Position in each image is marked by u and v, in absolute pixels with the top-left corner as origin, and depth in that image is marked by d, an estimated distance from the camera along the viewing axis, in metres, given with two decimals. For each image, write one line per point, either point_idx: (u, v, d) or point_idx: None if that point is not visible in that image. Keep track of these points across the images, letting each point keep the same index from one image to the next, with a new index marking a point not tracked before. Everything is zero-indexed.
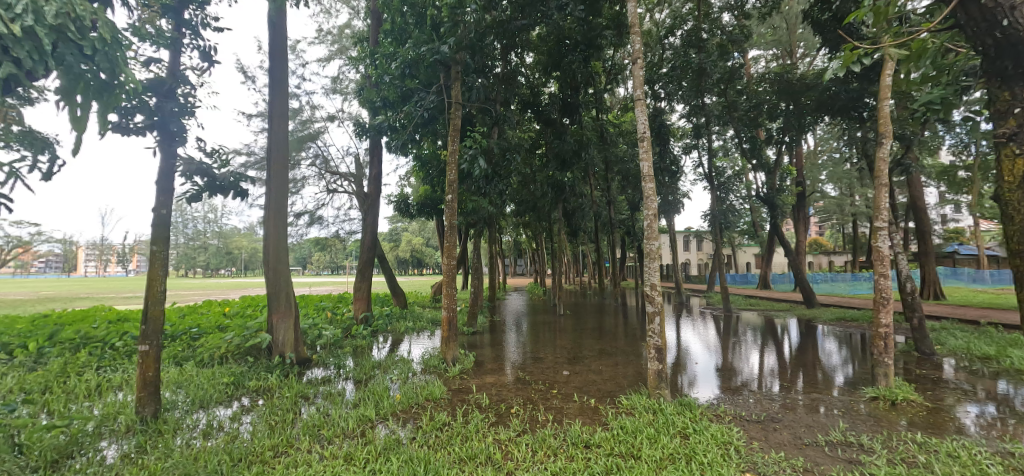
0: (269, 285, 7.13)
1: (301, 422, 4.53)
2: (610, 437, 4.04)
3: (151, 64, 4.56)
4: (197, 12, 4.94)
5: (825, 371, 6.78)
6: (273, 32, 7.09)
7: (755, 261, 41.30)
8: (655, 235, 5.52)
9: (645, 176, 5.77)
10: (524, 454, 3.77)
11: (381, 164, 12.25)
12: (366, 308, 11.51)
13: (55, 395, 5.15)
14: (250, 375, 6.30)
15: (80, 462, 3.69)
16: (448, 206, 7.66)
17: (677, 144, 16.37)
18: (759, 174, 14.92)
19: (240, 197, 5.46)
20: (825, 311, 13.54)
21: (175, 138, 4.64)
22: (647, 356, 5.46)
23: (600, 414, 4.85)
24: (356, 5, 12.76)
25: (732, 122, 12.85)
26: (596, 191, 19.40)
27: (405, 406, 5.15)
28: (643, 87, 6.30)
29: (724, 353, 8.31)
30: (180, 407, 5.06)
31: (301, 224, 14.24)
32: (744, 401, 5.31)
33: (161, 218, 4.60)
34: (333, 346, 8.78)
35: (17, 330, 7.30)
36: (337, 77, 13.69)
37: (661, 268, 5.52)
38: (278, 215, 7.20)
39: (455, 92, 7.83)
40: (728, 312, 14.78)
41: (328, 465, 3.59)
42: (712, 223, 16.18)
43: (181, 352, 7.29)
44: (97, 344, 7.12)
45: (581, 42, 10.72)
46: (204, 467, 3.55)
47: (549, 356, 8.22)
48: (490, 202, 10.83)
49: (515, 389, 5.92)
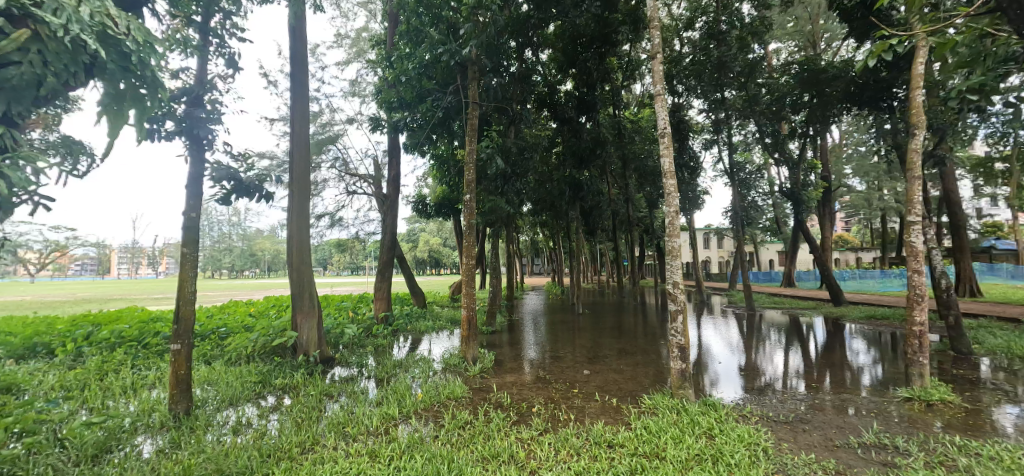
0: (293, 286, 7.28)
1: (327, 420, 4.62)
2: (634, 437, 4.00)
3: (180, 72, 4.72)
4: (222, 21, 5.10)
5: (854, 371, 6.56)
6: (293, 37, 7.23)
7: (779, 259, 40.43)
8: (677, 232, 5.45)
9: (665, 173, 5.67)
10: (547, 453, 3.76)
11: (399, 165, 12.37)
12: (387, 307, 11.66)
13: (94, 392, 5.36)
14: (276, 374, 6.45)
15: (118, 457, 3.82)
16: (466, 206, 7.69)
17: (695, 140, 16.01)
18: (783, 169, 14.60)
19: (265, 200, 5.60)
20: (853, 311, 12.73)
21: (203, 143, 4.79)
22: (670, 356, 5.37)
23: (623, 414, 4.79)
24: (373, 8, 12.93)
25: (754, 115, 12.52)
26: (614, 189, 19.27)
27: (427, 404, 5.19)
28: (662, 82, 6.17)
29: (748, 353, 8.12)
30: (211, 403, 5.23)
31: (321, 225, 14.51)
32: (770, 401, 5.19)
33: (190, 221, 4.77)
34: (356, 345, 8.94)
35: (58, 330, 7.66)
36: (355, 80, 13.89)
37: (684, 266, 5.41)
38: (301, 218, 7.36)
39: (472, 91, 7.83)
40: (751, 312, 14.33)
41: (353, 462, 3.63)
42: (733, 220, 15.79)
43: (211, 351, 7.55)
44: (131, 344, 7.41)
45: (596, 39, 10.81)
46: (236, 463, 3.64)
47: (567, 355, 8.13)
48: (509, 201, 10.76)
49: (536, 388, 5.89)
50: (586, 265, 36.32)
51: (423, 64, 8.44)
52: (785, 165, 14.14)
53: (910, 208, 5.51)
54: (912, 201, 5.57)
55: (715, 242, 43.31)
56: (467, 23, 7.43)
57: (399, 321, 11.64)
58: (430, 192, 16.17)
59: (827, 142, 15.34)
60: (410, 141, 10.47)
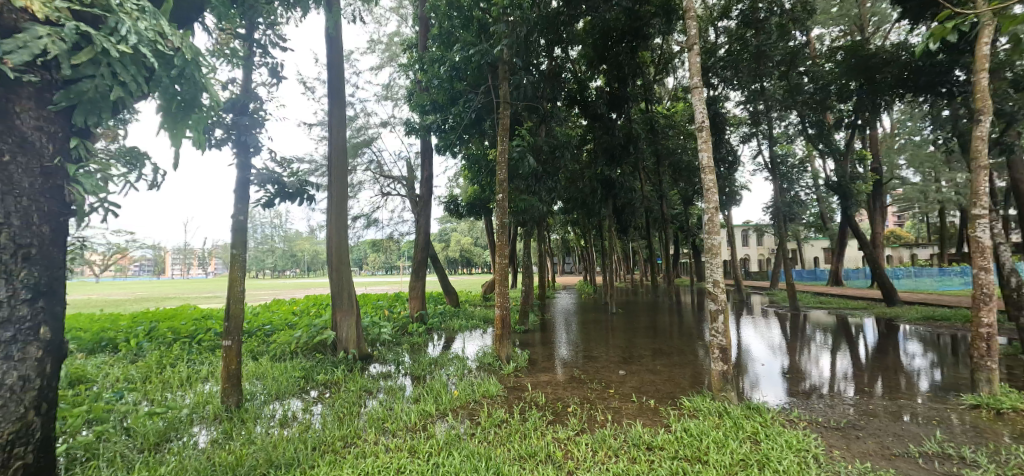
0: (333, 285, 7.54)
1: (367, 415, 4.76)
2: (674, 440, 3.90)
3: (228, 83, 4.97)
4: (265, 32, 5.36)
5: (910, 376, 6.16)
6: (330, 44, 7.48)
7: (825, 256, 38.40)
8: (716, 230, 5.26)
9: (703, 168, 5.50)
10: (585, 454, 3.73)
11: (432, 166, 12.57)
12: (422, 306, 11.89)
13: (155, 385, 5.74)
14: (319, 370, 6.70)
15: (177, 445, 4.06)
16: (499, 206, 7.73)
17: (733, 134, 15.47)
18: (828, 160, 13.88)
19: (306, 203, 5.83)
20: (908, 311, 11.97)
21: (249, 150, 5.03)
22: (710, 356, 5.21)
23: (661, 415, 4.70)
24: (404, 13, 13.20)
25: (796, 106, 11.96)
26: (647, 185, 18.88)
27: (463, 402, 5.26)
28: (700, 74, 5.97)
29: (792, 355, 7.77)
30: (259, 397, 5.50)
31: (358, 226, 14.98)
32: (818, 406, 4.94)
33: (239, 224, 5.02)
34: (392, 343, 9.18)
35: (122, 326, 8.25)
36: (388, 84, 14.24)
37: (724, 264, 5.24)
38: (339, 219, 7.60)
39: (503, 91, 7.88)
40: (795, 312, 13.71)
41: (394, 457, 3.73)
42: (775, 216, 15.13)
43: (258, 347, 7.93)
44: (186, 340, 7.88)
45: (627, 33, 10.61)
46: (285, 453, 3.80)
47: (601, 355, 8.04)
48: (541, 200, 10.72)
49: (571, 388, 5.85)
50: (619, 263, 35.74)
51: (455, 66, 8.56)
52: (831, 157, 13.44)
53: (976, 202, 5.07)
54: (978, 193, 5.12)
55: (755, 240, 41.62)
56: (498, 24, 7.45)
57: (434, 319, 11.85)
58: (461, 192, 16.37)
59: (878, 131, 14.45)
60: (441, 143, 10.63)
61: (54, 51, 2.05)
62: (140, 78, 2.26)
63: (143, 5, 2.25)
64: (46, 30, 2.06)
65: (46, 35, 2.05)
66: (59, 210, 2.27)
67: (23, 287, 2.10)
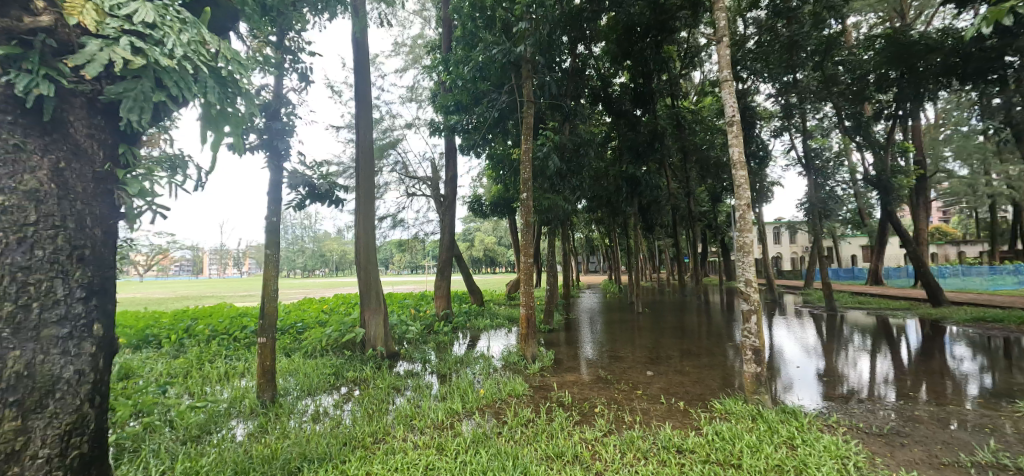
0: (361, 284, 7.71)
1: (395, 412, 4.84)
2: (705, 443, 3.80)
3: (261, 89, 5.14)
4: (295, 38, 5.51)
5: (958, 380, 5.81)
6: (357, 48, 7.63)
7: (864, 254, 36.76)
8: (749, 228, 5.09)
9: (734, 164, 5.35)
10: (613, 455, 3.68)
11: (456, 166, 12.67)
12: (447, 305, 12.02)
13: (196, 379, 6.00)
14: (348, 367, 6.86)
15: (216, 438, 4.23)
16: (523, 205, 7.72)
17: (765, 128, 14.97)
18: (867, 154, 13.26)
19: (335, 205, 5.99)
20: (957, 312, 11.31)
21: (281, 154, 5.19)
22: (742, 358, 5.07)
23: (691, 417, 4.59)
24: (427, 15, 13.35)
25: (831, 97, 11.48)
26: (674, 183, 18.52)
27: (489, 400, 5.28)
28: (729, 67, 5.78)
29: (829, 357, 7.47)
30: (292, 392, 5.68)
31: (385, 226, 15.28)
32: (857, 410, 4.73)
33: (272, 224, 5.19)
34: (419, 341, 9.32)
35: (165, 323, 8.67)
36: (413, 86, 14.45)
37: (757, 263, 5.08)
38: (367, 219, 7.75)
39: (527, 90, 7.85)
40: (831, 312, 13.18)
41: (422, 453, 3.78)
42: (809, 212, 14.58)
43: (290, 343, 8.19)
44: (224, 337, 8.22)
45: (653, 27, 10.36)
46: (317, 448, 3.91)
47: (628, 355, 7.94)
48: (565, 199, 10.66)
49: (597, 388, 5.79)
50: (644, 262, 35.26)
51: (478, 66, 8.59)
52: (870, 150, 12.83)
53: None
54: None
55: (787, 237, 40.24)
56: (521, 23, 7.41)
57: (459, 318, 11.96)
58: (485, 191, 16.46)
59: (921, 122, 13.70)
60: (466, 143, 10.71)
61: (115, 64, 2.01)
62: (186, 87, 2.24)
63: (184, 17, 2.25)
64: (100, 43, 2.00)
65: (101, 48, 2.00)
66: (110, 214, 2.22)
67: (77, 287, 2.03)
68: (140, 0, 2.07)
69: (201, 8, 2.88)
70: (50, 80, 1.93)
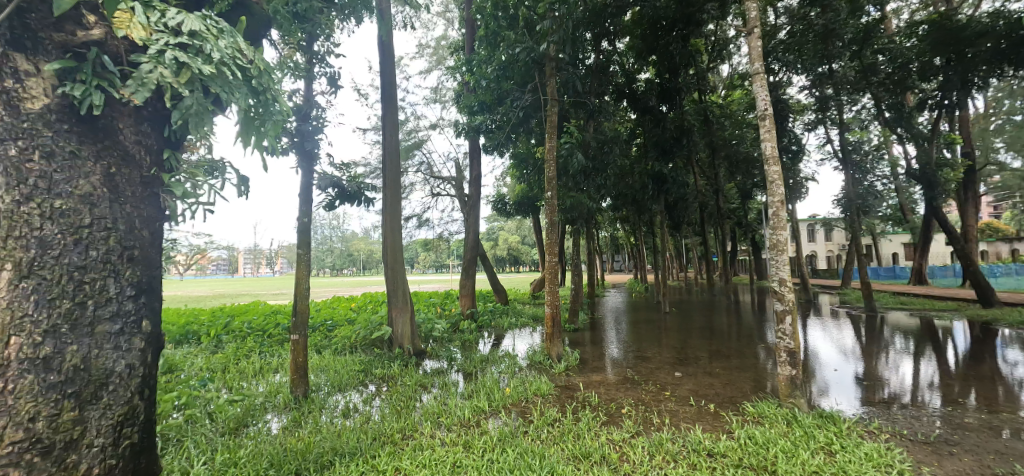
0: (388, 284, 7.85)
1: (422, 409, 4.92)
2: (737, 447, 3.70)
3: (293, 93, 5.30)
4: (324, 43, 5.65)
5: (1013, 387, 5.46)
6: (382, 51, 7.75)
7: (906, 253, 34.99)
8: (783, 225, 4.93)
9: (767, 159, 5.19)
10: (641, 457, 3.63)
11: (480, 166, 12.74)
12: (472, 304, 12.11)
13: (233, 374, 6.25)
14: (377, 364, 7.00)
15: (253, 431, 4.39)
16: (548, 204, 7.69)
17: (797, 121, 14.43)
18: (910, 146, 12.61)
19: (363, 205, 6.11)
20: (1012, 314, 10.61)
21: (311, 156, 5.35)
22: (776, 360, 4.91)
23: (722, 421, 4.48)
24: (451, 16, 13.47)
25: (870, 88, 11.01)
26: (702, 179, 18.08)
27: (515, 399, 5.30)
28: (761, 59, 5.58)
29: (868, 360, 7.14)
30: (323, 388, 5.84)
31: (410, 226, 15.52)
32: (900, 416, 4.51)
33: (303, 225, 5.35)
34: (445, 339, 9.42)
35: (204, 320, 9.07)
36: (437, 87, 14.62)
37: (791, 261, 4.91)
38: (393, 220, 7.88)
39: (551, 89, 7.82)
40: (872, 312, 12.59)
41: (450, 451, 3.82)
42: (847, 208, 13.97)
43: (321, 340, 8.43)
44: (258, 333, 8.53)
45: (678, 21, 10.08)
46: (348, 442, 4.01)
47: (654, 356, 7.81)
48: (590, 197, 10.57)
49: (624, 389, 5.72)
50: (671, 261, 34.52)
51: (502, 66, 8.61)
52: (913, 143, 12.19)
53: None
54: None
55: (822, 235, 38.72)
56: (545, 21, 7.38)
57: (484, 317, 12.03)
58: (509, 190, 16.50)
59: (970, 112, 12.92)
60: (490, 143, 10.75)
61: (165, 77, 2.09)
62: (227, 91, 2.32)
63: (222, 27, 2.34)
64: (149, 58, 2.09)
65: (152, 66, 2.09)
66: (155, 217, 2.33)
67: (127, 285, 2.14)
68: (183, 12, 2.17)
69: (236, 17, 2.98)
70: (105, 95, 2.03)
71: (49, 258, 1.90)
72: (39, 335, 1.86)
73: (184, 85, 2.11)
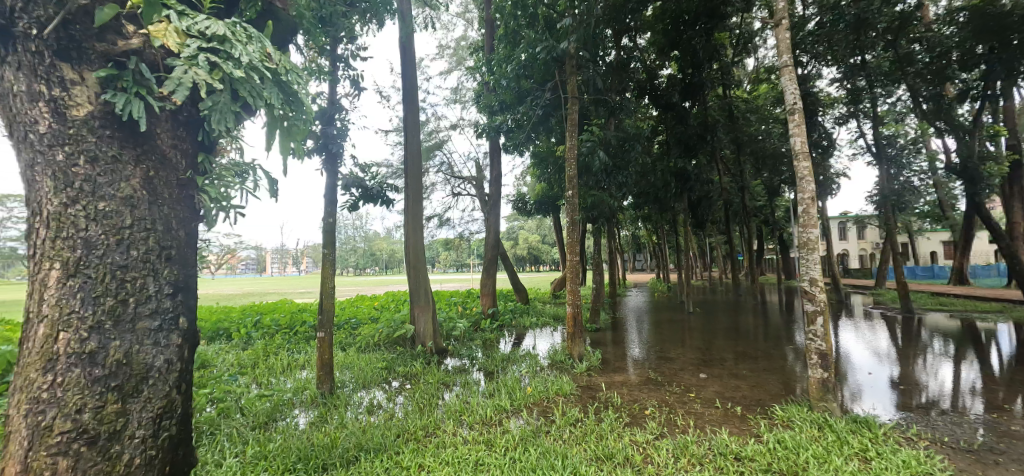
0: (411, 283, 7.94)
1: (445, 407, 4.96)
2: (766, 451, 3.61)
3: (318, 96, 5.43)
4: (348, 47, 5.77)
5: None
6: (404, 52, 7.85)
7: (946, 251, 33.39)
8: (813, 223, 4.78)
9: (796, 154, 5.03)
10: (665, 459, 3.58)
11: (500, 165, 12.76)
12: (492, 303, 12.16)
13: (262, 370, 6.45)
14: (400, 362, 7.11)
15: (281, 426, 4.52)
16: (569, 202, 7.64)
17: (827, 115, 13.94)
18: (950, 140, 12.02)
19: (386, 205, 6.19)
20: None
21: (335, 158, 5.46)
22: (806, 363, 4.76)
23: (750, 424, 4.37)
24: (470, 17, 13.54)
25: (905, 80, 10.61)
26: (727, 177, 17.67)
27: (536, 399, 5.29)
28: (789, 51, 5.40)
29: (906, 363, 6.84)
30: (349, 384, 5.97)
31: (432, 226, 15.69)
32: (941, 423, 4.30)
33: (328, 225, 5.46)
34: (466, 338, 9.47)
35: (235, 317, 9.38)
36: (457, 87, 14.73)
37: (823, 261, 4.75)
38: (415, 219, 7.97)
39: (571, 87, 7.76)
40: (909, 313, 12.06)
41: (472, 449, 3.85)
42: (881, 205, 13.41)
43: (346, 338, 8.60)
44: (286, 331, 8.77)
45: (701, 14, 9.89)
46: (372, 438, 4.07)
47: (678, 356, 7.68)
48: (611, 196, 10.47)
49: (648, 390, 5.65)
50: (695, 260, 33.85)
51: (522, 65, 8.60)
52: (953, 136, 11.61)
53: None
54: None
55: (855, 233, 37.32)
56: (565, 18, 7.34)
57: (505, 316, 12.06)
58: (529, 189, 16.48)
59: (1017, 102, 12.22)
60: (510, 142, 10.76)
61: (198, 78, 2.16)
62: (256, 93, 2.38)
63: (251, 33, 2.41)
64: (184, 63, 2.16)
65: (186, 70, 2.16)
66: (192, 218, 2.41)
67: (166, 284, 2.21)
68: (213, 19, 2.25)
69: (263, 22, 3.07)
70: (144, 100, 2.12)
71: (94, 257, 2.01)
72: (85, 331, 1.98)
73: (216, 83, 2.18)
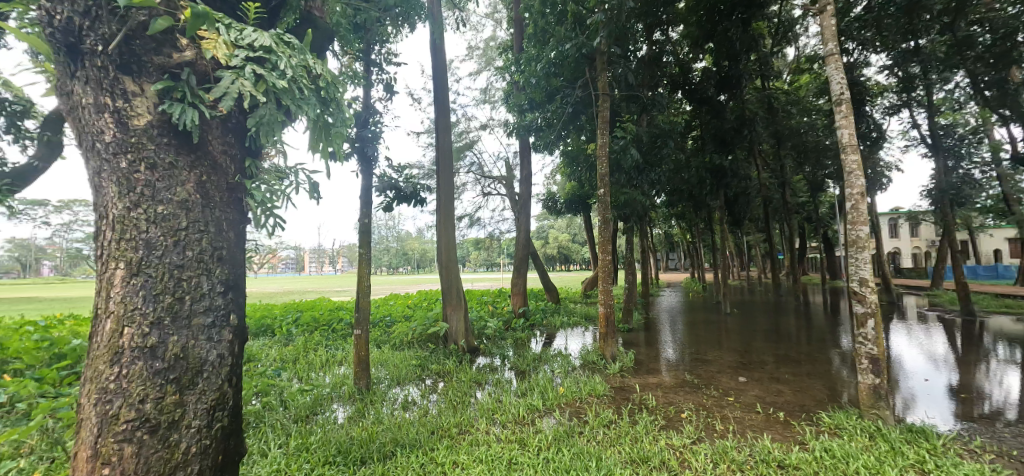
0: (443, 282, 8.05)
1: (477, 405, 5.01)
2: (812, 460, 3.45)
3: (353, 101, 5.59)
4: (381, 52, 5.91)
5: None
6: (434, 54, 7.95)
7: (1012, 249, 30.87)
8: (863, 220, 4.51)
9: (843, 147, 4.77)
10: (703, 464, 3.49)
11: (530, 164, 12.75)
12: (523, 303, 12.17)
13: (303, 366, 6.70)
14: (433, 360, 7.23)
15: (322, 419, 4.69)
16: (600, 201, 7.55)
17: (876, 106, 13.19)
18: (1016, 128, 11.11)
19: (418, 205, 6.31)
20: None
21: (370, 160, 5.61)
22: (856, 368, 4.51)
23: (794, 431, 4.19)
24: (499, 16, 13.57)
25: (964, 65, 9.87)
26: (766, 172, 16.98)
27: (569, 399, 5.26)
28: (834, 39, 5.11)
29: (967, 370, 6.37)
30: (384, 381, 6.11)
31: (463, 226, 15.86)
32: (1008, 435, 3.99)
33: (364, 225, 5.62)
34: (497, 337, 9.52)
35: (277, 315, 9.79)
36: (486, 87, 14.81)
37: (874, 260, 4.48)
38: (447, 219, 8.07)
39: (602, 84, 7.67)
40: (970, 316, 11.23)
41: (505, 447, 3.87)
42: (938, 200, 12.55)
43: (381, 336, 8.82)
44: (325, 328, 9.08)
45: (738, 4, 9.50)
46: (407, 434, 4.16)
47: (715, 359, 7.45)
48: (643, 193, 10.27)
49: (684, 393, 5.51)
50: (731, 259, 32.71)
51: (551, 63, 8.56)
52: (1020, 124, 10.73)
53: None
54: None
55: (907, 230, 35.08)
56: (595, 14, 7.25)
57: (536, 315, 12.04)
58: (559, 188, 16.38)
59: None
60: (540, 141, 10.73)
61: (245, 88, 2.27)
62: (297, 101, 2.47)
63: (293, 43, 2.51)
64: (232, 73, 2.27)
65: (234, 80, 2.27)
66: (240, 220, 2.53)
67: (218, 282, 2.33)
68: (258, 31, 2.35)
69: (303, 30, 3.19)
70: (195, 109, 2.24)
71: (154, 257, 2.14)
72: (147, 326, 2.12)
73: (261, 92, 2.28)
